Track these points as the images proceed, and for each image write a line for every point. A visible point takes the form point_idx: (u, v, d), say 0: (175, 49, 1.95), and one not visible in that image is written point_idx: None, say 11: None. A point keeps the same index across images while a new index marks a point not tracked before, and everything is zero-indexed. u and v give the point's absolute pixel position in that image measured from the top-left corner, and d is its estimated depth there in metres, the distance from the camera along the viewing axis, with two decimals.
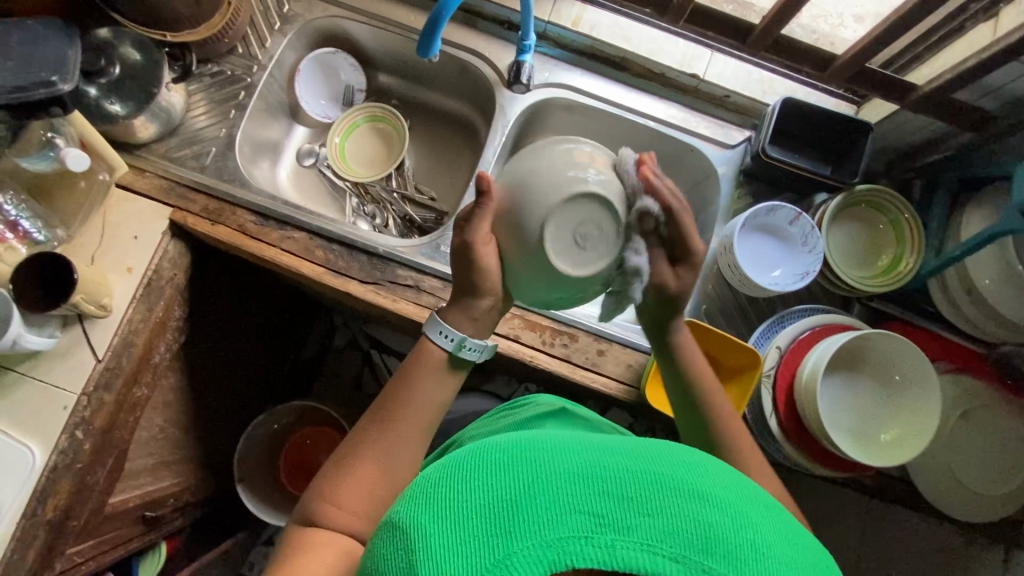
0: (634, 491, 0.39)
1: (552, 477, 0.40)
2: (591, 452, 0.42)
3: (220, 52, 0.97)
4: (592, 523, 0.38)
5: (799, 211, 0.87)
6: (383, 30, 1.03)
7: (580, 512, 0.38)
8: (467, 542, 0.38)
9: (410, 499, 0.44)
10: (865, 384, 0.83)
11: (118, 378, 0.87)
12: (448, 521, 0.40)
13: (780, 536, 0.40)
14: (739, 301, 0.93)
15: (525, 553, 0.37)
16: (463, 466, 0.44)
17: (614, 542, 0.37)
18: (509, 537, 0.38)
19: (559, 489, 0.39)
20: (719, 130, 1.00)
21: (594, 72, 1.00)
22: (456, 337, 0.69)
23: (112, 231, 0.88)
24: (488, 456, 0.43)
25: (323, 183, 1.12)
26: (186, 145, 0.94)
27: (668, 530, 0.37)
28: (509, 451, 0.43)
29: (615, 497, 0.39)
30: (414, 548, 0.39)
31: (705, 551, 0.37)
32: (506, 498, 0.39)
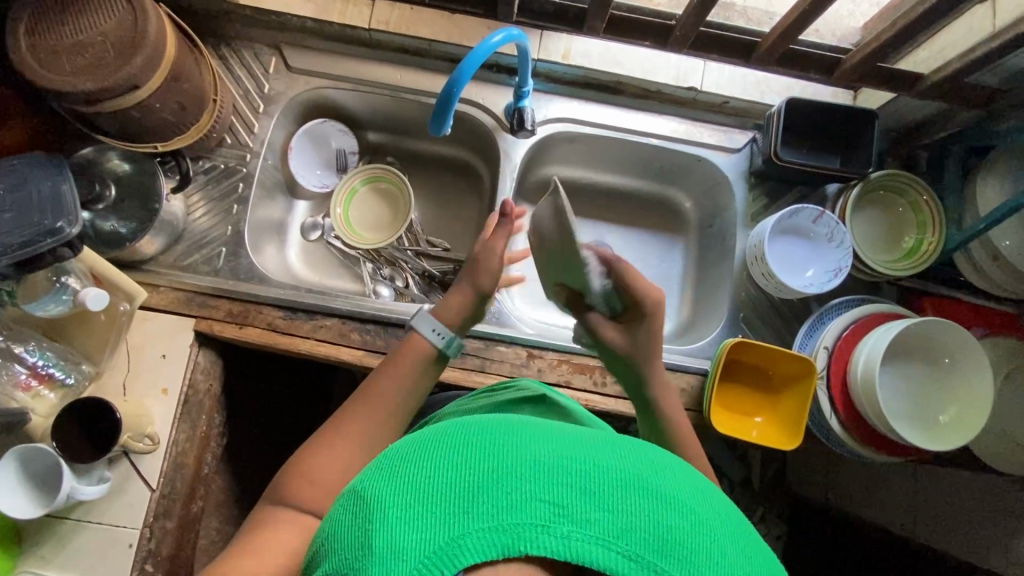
0: (599, 485, 0.38)
1: (518, 462, 0.38)
2: (562, 441, 0.41)
3: (210, 147, 0.94)
4: (552, 512, 0.36)
5: (822, 210, 0.88)
6: (370, 92, 1.00)
7: (543, 500, 0.37)
8: (419, 516, 0.37)
9: (372, 466, 0.43)
10: (916, 369, 0.85)
11: (175, 501, 0.85)
12: (404, 492, 0.38)
13: (741, 551, 0.39)
14: (773, 303, 0.95)
15: (478, 537, 0.36)
16: (430, 438, 0.42)
17: (572, 533, 0.36)
18: (464, 517, 0.36)
19: (524, 475, 0.38)
20: (723, 136, 1.00)
21: (591, 100, 1.00)
22: (446, 334, 0.76)
23: (138, 356, 0.85)
24: (459, 432, 0.42)
25: (331, 253, 1.09)
26: (195, 249, 0.91)
27: (627, 528, 0.36)
28: (480, 431, 0.42)
29: (579, 488, 0.37)
30: (367, 516, 0.38)
31: (661, 553, 0.36)
32: (465, 477, 0.38)
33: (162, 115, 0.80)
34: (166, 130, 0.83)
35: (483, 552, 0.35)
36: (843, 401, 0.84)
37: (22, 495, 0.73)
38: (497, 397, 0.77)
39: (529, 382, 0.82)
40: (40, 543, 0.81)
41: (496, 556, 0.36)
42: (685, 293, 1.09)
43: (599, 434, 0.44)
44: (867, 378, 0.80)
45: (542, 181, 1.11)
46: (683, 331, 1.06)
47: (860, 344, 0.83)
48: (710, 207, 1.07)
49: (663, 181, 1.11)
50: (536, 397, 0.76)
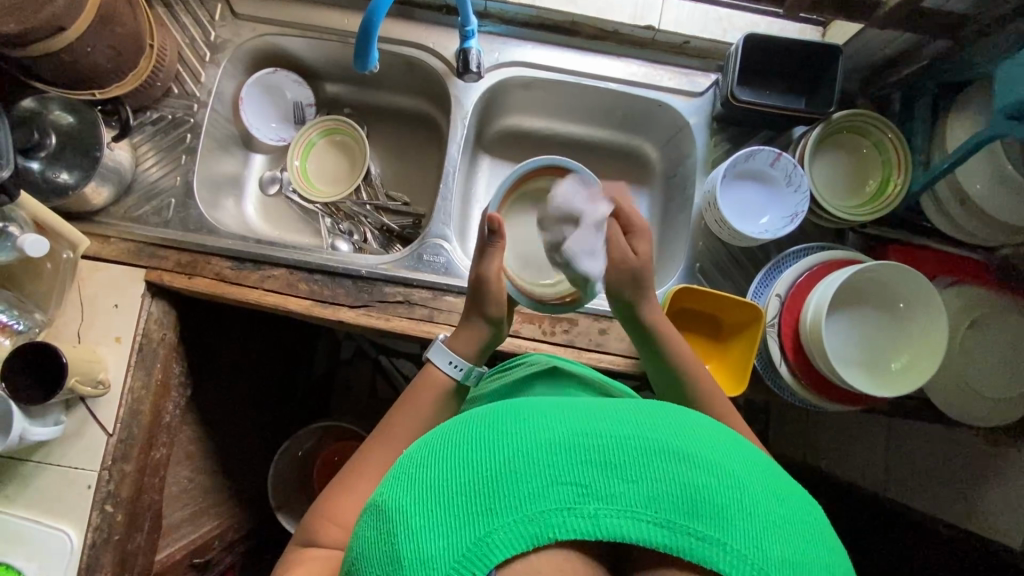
0: (617, 459, 0.40)
1: (534, 450, 0.40)
2: (573, 420, 0.42)
3: (156, 97, 0.93)
4: (577, 494, 0.39)
5: (779, 152, 0.84)
6: (318, 39, 0.98)
7: (563, 484, 0.39)
8: (445, 522, 0.39)
9: (390, 480, 0.44)
10: (871, 317, 0.82)
11: (133, 446, 0.88)
12: (425, 503, 0.40)
13: (767, 487, 0.41)
14: (731, 253, 0.92)
15: (507, 532, 0.38)
16: (441, 442, 0.44)
17: (599, 511, 0.38)
18: (489, 514, 0.38)
19: (540, 463, 0.39)
20: (684, 79, 0.96)
21: (545, 42, 0.96)
22: (465, 366, 0.72)
23: (91, 305, 0.87)
24: (469, 431, 0.44)
25: (291, 208, 1.08)
26: (145, 201, 0.92)
27: (652, 496, 0.39)
28: (490, 425, 0.43)
29: (599, 465, 0.39)
30: (393, 531, 0.39)
31: (691, 515, 0.38)
32: (483, 476, 0.40)
33: (95, 61, 0.79)
34: (104, 76, 0.82)
35: (512, 546, 0.38)
36: (793, 348, 0.82)
37: None
38: (509, 376, 0.75)
39: (538, 357, 0.81)
40: (5, 483, 0.84)
41: (528, 547, 0.38)
42: (649, 246, 1.07)
43: (606, 403, 0.46)
44: (815, 323, 0.78)
45: (503, 133, 1.09)
46: None
47: (810, 293, 0.81)
48: (674, 155, 1.04)
49: (627, 129, 1.08)
50: (546, 369, 0.73)
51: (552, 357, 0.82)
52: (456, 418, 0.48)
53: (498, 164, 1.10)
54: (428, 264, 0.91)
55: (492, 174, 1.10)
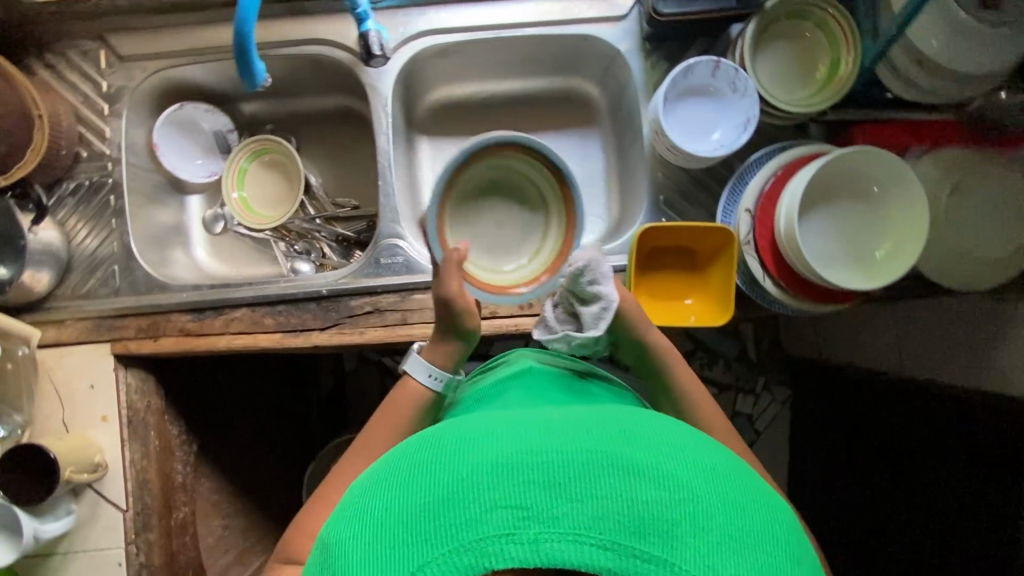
0: (560, 477, 0.40)
1: (477, 475, 0.41)
2: (519, 440, 0.43)
3: (67, 166, 0.88)
4: (516, 517, 0.39)
5: (716, 58, 0.79)
6: (214, 61, 0.92)
7: (505, 508, 0.39)
8: (388, 554, 0.40)
9: (345, 508, 0.46)
10: (848, 208, 0.78)
11: (153, 514, 0.88)
12: (372, 536, 0.41)
13: (723, 501, 0.41)
14: (693, 177, 0.88)
15: (443, 562, 0.39)
16: (393, 470, 0.46)
17: (539, 535, 0.38)
18: (429, 545, 0.39)
19: (482, 487, 0.40)
20: (605, 5, 0.89)
21: (447, 3, 0.89)
22: (444, 377, 0.72)
23: (68, 391, 0.86)
24: (418, 457, 0.45)
25: (242, 242, 1.04)
26: (90, 274, 0.88)
27: (595, 514, 0.39)
28: (437, 452, 0.45)
29: (542, 487, 0.40)
30: (341, 565, 0.41)
31: (635, 534, 0.38)
32: (426, 504, 0.41)
33: None
34: None
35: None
36: (773, 260, 0.78)
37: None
38: (488, 379, 0.74)
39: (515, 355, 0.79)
40: None
41: None
42: (612, 189, 1.03)
43: (559, 423, 0.46)
44: (791, 231, 0.74)
45: (434, 109, 1.04)
46: (614, 230, 1.00)
47: (780, 200, 0.77)
48: (614, 88, 0.98)
49: (560, 72, 1.01)
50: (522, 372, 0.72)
51: (534, 351, 0.80)
52: (413, 442, 0.49)
53: (439, 142, 1.05)
54: (388, 266, 0.88)
55: (434, 155, 1.05)
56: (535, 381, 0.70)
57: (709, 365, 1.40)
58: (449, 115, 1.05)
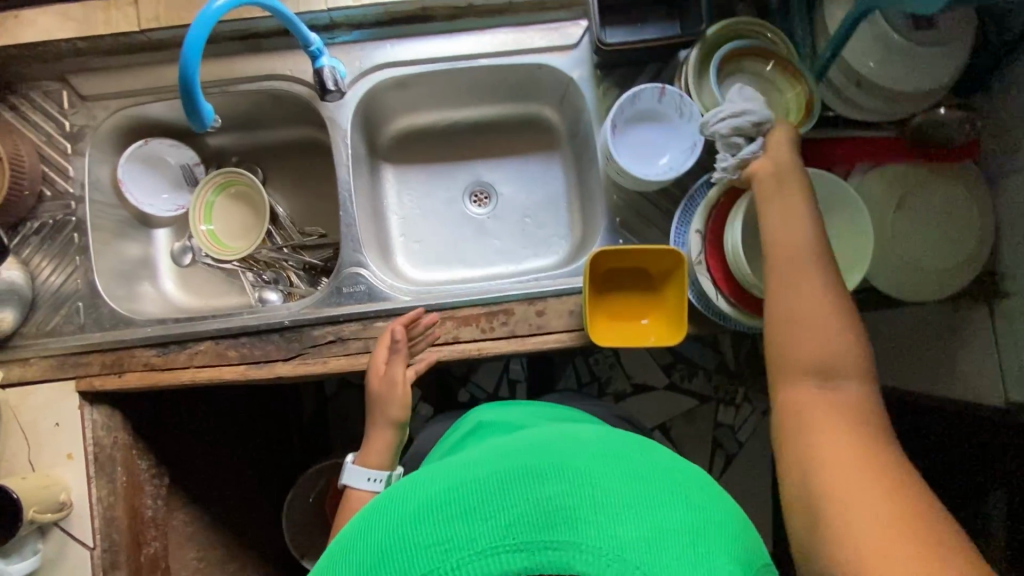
0: (472, 504, 0.44)
1: (403, 521, 0.45)
2: (436, 485, 0.48)
3: (30, 206, 0.89)
4: (442, 549, 0.42)
5: (662, 85, 0.81)
6: (175, 98, 0.93)
7: (428, 547, 0.42)
8: None
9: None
10: None
11: (120, 551, 0.88)
12: None
13: (623, 483, 0.46)
14: (648, 198, 0.90)
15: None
16: (332, 556, 0.48)
17: (461, 560, 0.41)
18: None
19: (406, 536, 0.44)
20: (555, 34, 0.91)
21: (402, 38, 0.91)
22: (382, 477, 0.82)
23: (33, 429, 0.86)
24: (354, 532, 0.48)
25: (211, 273, 1.06)
26: (54, 311, 0.89)
27: (508, 525, 0.43)
28: (372, 515, 0.49)
29: (458, 517, 0.44)
30: None
31: (546, 529, 0.42)
32: (359, 567, 0.44)
33: None
34: None
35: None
36: (725, 281, 0.80)
37: None
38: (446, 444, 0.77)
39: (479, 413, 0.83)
40: None
41: None
42: (574, 210, 1.05)
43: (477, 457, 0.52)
44: (736, 251, 0.76)
45: (398, 137, 1.07)
46: (576, 251, 1.02)
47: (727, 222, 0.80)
48: (571, 113, 1.01)
49: (519, 98, 1.04)
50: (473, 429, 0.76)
51: (491, 409, 0.83)
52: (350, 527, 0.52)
53: (404, 169, 1.08)
54: (351, 295, 0.89)
55: (399, 182, 1.08)
56: (486, 432, 0.73)
57: (686, 378, 1.41)
58: (413, 143, 1.07)
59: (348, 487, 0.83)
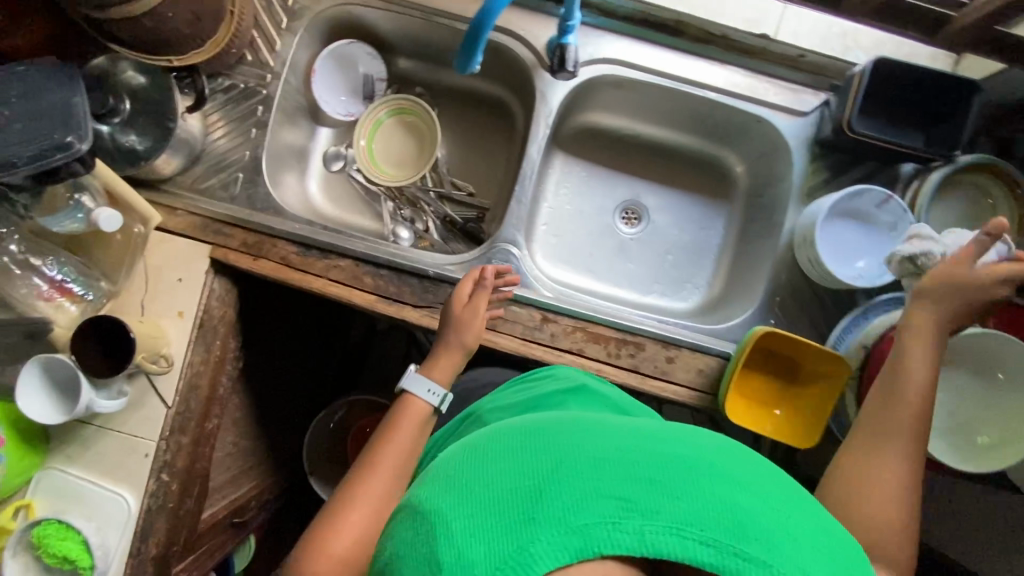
0: (658, 475, 0.41)
1: (576, 463, 0.42)
2: (614, 439, 0.45)
3: (230, 63, 0.88)
4: (623, 508, 0.39)
5: (891, 193, 0.78)
6: (400, 13, 0.91)
7: (609, 496, 0.40)
8: (489, 526, 0.40)
9: (430, 488, 0.46)
10: (965, 382, 0.77)
11: (190, 419, 0.88)
12: (470, 508, 0.41)
13: (808, 520, 0.42)
14: (816, 291, 0.87)
15: (551, 542, 0.38)
16: (483, 455, 0.47)
17: (643, 527, 0.38)
18: (534, 527, 0.39)
19: (582, 473, 0.41)
20: (791, 96, 0.88)
21: (643, 41, 0.88)
22: (442, 392, 0.74)
23: (156, 277, 0.86)
24: (513, 441, 0.47)
25: (353, 188, 1.04)
26: (213, 172, 0.88)
27: (696, 513, 0.39)
28: (530, 444, 0.45)
29: (644, 480, 0.41)
30: (436, 535, 0.41)
31: (738, 535, 0.38)
32: (526, 482, 0.42)
33: (176, 27, 0.74)
34: (182, 43, 0.78)
35: (557, 556, 0.38)
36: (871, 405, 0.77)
37: (43, 400, 0.76)
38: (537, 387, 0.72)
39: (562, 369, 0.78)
40: (67, 443, 0.86)
41: (571, 560, 0.38)
42: (721, 266, 1.03)
43: (639, 429, 0.49)
44: None
45: (580, 129, 1.04)
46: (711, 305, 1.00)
47: None
48: (763, 175, 0.98)
49: (714, 139, 1.01)
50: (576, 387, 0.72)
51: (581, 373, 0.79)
52: (497, 431, 0.50)
53: (570, 161, 1.06)
54: None
55: (562, 172, 1.06)
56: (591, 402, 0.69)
57: None
58: (591, 140, 1.05)
59: (402, 393, 0.74)
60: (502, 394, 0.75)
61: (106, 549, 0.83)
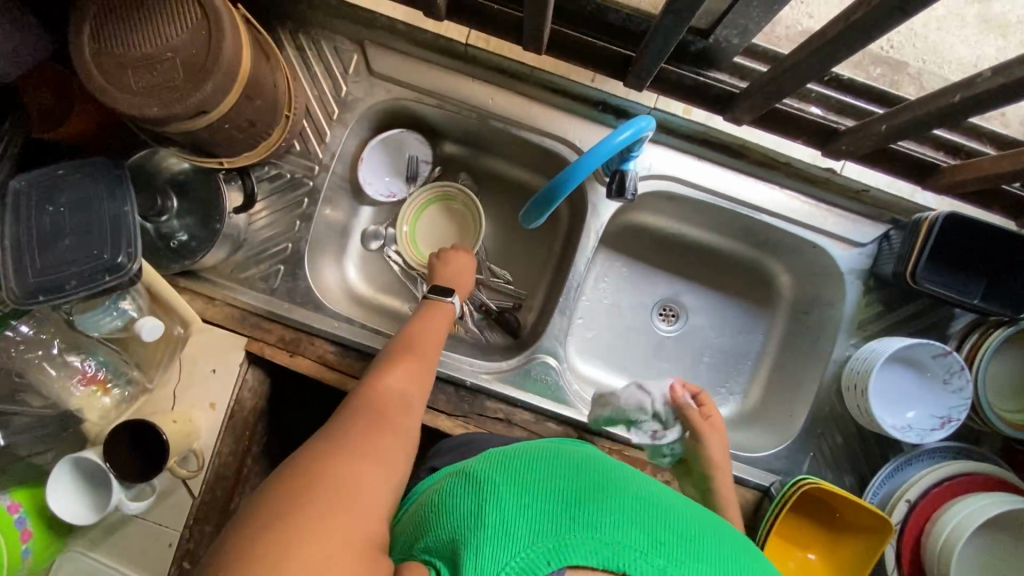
0: (687, 533, 0.46)
1: (621, 497, 0.47)
2: (654, 494, 0.50)
3: (278, 153, 0.86)
4: (651, 543, 0.43)
5: (948, 350, 0.76)
6: (454, 112, 0.88)
7: (643, 531, 0.44)
8: (533, 510, 0.45)
9: (485, 465, 0.53)
10: (1010, 545, 0.76)
11: (215, 507, 0.88)
12: (518, 491, 0.48)
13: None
14: (858, 427, 0.85)
15: (584, 544, 0.42)
16: (540, 458, 0.53)
17: (669, 566, 0.42)
18: (571, 526, 0.44)
19: (622, 507, 0.46)
20: (850, 227, 0.86)
21: (703, 160, 0.85)
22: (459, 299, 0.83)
23: (190, 368, 0.84)
24: (569, 459, 0.53)
25: (389, 269, 1.03)
26: (254, 262, 0.87)
27: None
28: (585, 466, 0.52)
29: (673, 531, 0.45)
30: (486, 497, 0.48)
31: None
32: (572, 491, 0.47)
33: (230, 136, 0.72)
34: (236, 146, 0.75)
35: (586, 557, 0.42)
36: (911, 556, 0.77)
37: (77, 498, 0.75)
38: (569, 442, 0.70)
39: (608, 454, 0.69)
40: (90, 527, 0.85)
41: (599, 565, 0.41)
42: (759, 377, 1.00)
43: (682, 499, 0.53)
44: (948, 544, 0.73)
45: (624, 226, 1.01)
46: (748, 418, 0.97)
47: (946, 507, 0.76)
48: (811, 293, 0.95)
49: (762, 250, 0.98)
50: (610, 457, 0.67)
51: None
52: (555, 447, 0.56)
53: (611, 256, 1.04)
54: (535, 383, 0.86)
55: (603, 267, 1.03)
56: None
57: None
58: (635, 236, 1.02)
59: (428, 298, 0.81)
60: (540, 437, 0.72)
61: None
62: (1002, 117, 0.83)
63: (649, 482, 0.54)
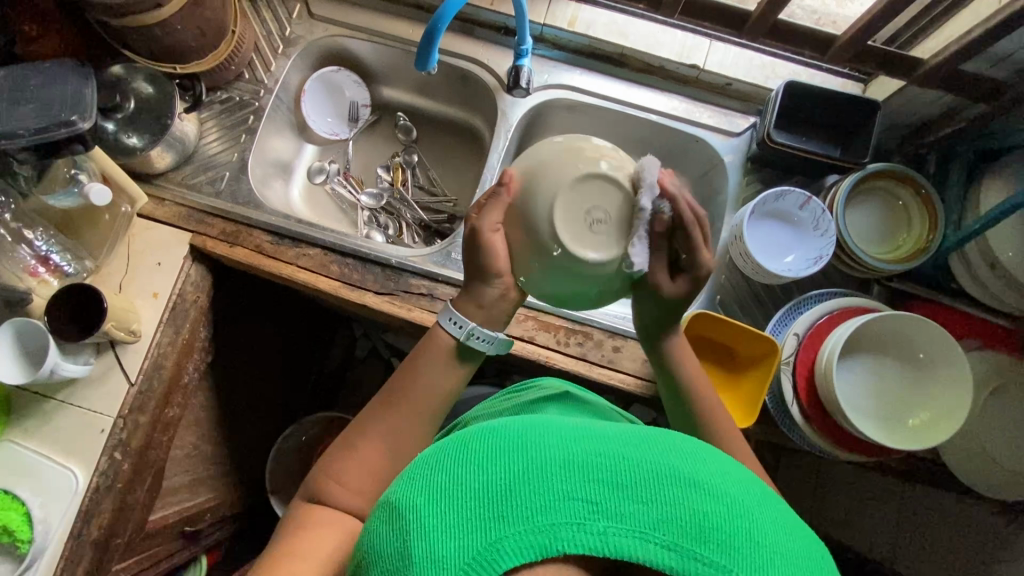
0: (628, 478, 0.39)
1: (547, 465, 0.39)
2: (590, 439, 0.42)
3: (228, 79, 1.00)
4: (587, 510, 0.37)
5: (809, 195, 0.87)
6: (383, 45, 1.05)
7: (576, 499, 0.38)
8: (457, 524, 0.37)
9: (401, 482, 0.43)
10: (892, 368, 0.82)
11: (151, 399, 0.91)
12: (440, 504, 0.39)
13: (771, 523, 0.39)
14: (754, 289, 0.93)
15: (518, 539, 0.36)
16: (459, 447, 0.43)
17: (608, 528, 0.37)
18: (502, 521, 0.37)
19: (553, 476, 0.38)
20: (723, 119, 0.99)
21: (592, 70, 1.01)
22: (465, 326, 0.68)
23: (137, 260, 0.91)
24: (485, 438, 0.43)
25: (334, 200, 1.13)
26: (202, 171, 0.97)
27: (662, 517, 0.37)
28: (505, 437, 0.42)
29: (610, 484, 0.38)
30: (405, 527, 0.38)
31: (698, 540, 0.37)
32: (497, 480, 0.39)
33: (183, 39, 0.86)
34: (186, 53, 0.89)
35: (522, 554, 0.36)
36: (806, 390, 0.81)
37: (11, 364, 0.80)
38: (523, 397, 0.77)
39: (595, 401, 0.80)
40: (25, 417, 0.87)
41: (535, 557, 0.36)
42: None
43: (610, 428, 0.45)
44: (830, 362, 0.77)
45: None
46: None
47: (826, 339, 0.81)
48: (706, 190, 1.05)
49: (662, 162, 1.09)
50: (560, 396, 0.76)
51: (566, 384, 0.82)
52: (477, 427, 0.46)
53: None
54: (455, 262, 0.94)
55: None
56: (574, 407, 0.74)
57: None
58: None
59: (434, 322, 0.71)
60: (496, 401, 0.81)
61: (48, 524, 0.84)
62: (834, 25, 1.00)
63: (576, 425, 0.45)
